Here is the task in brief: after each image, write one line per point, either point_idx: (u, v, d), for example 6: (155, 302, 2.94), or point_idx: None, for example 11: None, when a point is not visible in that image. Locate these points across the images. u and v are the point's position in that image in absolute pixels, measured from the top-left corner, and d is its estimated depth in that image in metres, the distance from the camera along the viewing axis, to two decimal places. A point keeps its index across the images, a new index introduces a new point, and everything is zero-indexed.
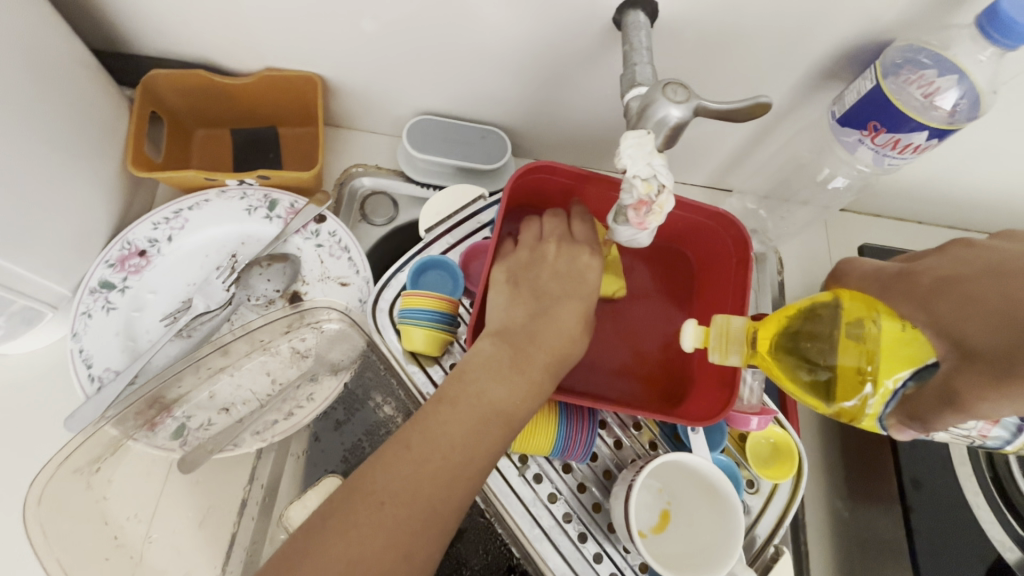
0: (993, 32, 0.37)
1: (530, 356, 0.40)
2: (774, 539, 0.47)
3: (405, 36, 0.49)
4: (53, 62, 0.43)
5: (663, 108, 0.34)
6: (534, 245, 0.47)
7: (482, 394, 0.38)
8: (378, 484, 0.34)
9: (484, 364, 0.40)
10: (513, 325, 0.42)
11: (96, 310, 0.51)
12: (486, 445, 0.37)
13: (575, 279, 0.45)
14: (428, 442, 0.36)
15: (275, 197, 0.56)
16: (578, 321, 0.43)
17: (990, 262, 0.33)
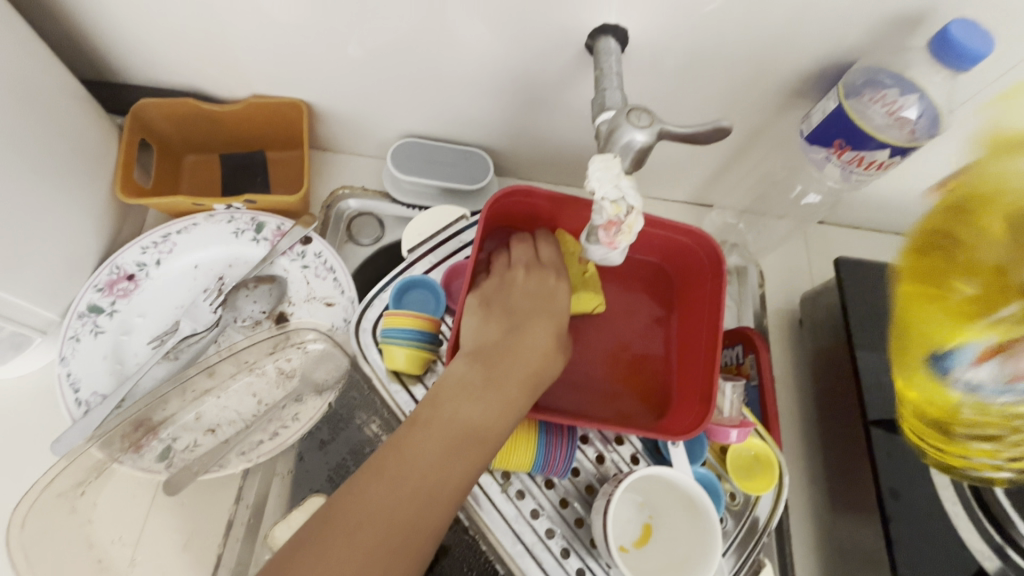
0: (944, 55, 0.38)
1: (504, 373, 0.42)
2: (772, 519, 0.49)
3: (386, 63, 0.51)
4: (45, 95, 0.45)
5: (628, 132, 0.35)
6: (503, 272, 0.49)
7: (457, 414, 0.39)
8: (354, 507, 0.35)
9: (457, 384, 0.41)
10: (487, 344, 0.44)
11: (84, 334, 0.51)
12: (462, 462, 0.38)
13: (544, 299, 0.47)
14: (405, 465, 0.37)
15: (261, 220, 0.57)
16: (550, 339, 0.45)
17: None
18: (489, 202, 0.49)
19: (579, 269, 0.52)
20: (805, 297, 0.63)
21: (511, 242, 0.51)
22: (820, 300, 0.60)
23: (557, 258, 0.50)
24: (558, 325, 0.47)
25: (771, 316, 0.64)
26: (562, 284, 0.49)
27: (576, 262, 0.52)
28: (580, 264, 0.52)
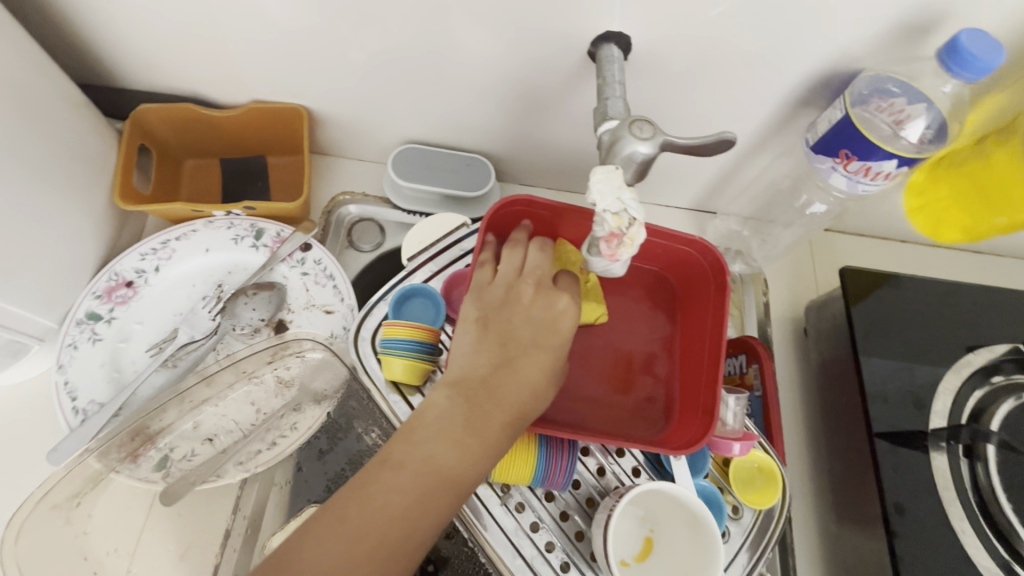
0: (952, 64, 0.38)
1: (486, 413, 0.40)
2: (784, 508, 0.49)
3: (386, 68, 0.50)
4: (43, 101, 0.45)
5: (630, 144, 0.34)
6: (511, 283, 0.46)
7: (432, 454, 0.38)
8: (313, 549, 0.35)
9: (439, 420, 0.40)
10: (474, 374, 0.42)
11: (82, 342, 0.51)
12: (429, 512, 0.37)
13: (543, 329, 0.44)
14: (365, 512, 0.36)
15: (261, 226, 0.57)
16: (543, 376, 0.43)
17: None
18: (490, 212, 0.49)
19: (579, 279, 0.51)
20: (810, 306, 0.62)
21: (529, 245, 0.49)
22: (826, 309, 0.60)
23: (573, 286, 0.47)
24: (555, 358, 0.44)
25: (775, 325, 0.63)
26: (567, 312, 0.45)
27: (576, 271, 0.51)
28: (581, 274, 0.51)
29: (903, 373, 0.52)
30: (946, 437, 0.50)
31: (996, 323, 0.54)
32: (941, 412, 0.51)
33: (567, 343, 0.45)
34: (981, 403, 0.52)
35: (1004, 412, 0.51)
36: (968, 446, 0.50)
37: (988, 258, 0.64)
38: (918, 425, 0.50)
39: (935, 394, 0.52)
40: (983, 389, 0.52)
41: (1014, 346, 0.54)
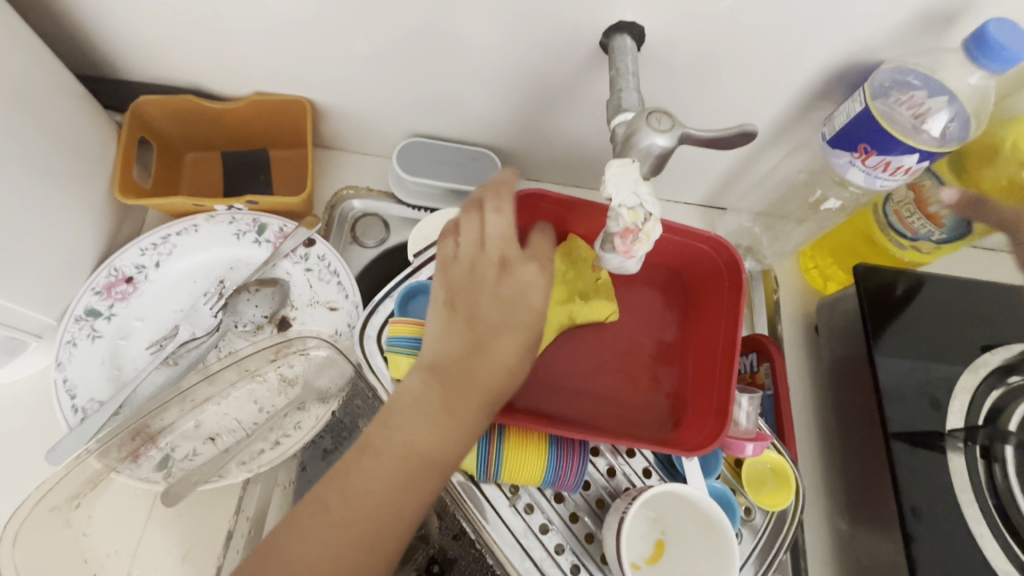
0: (979, 56, 0.37)
1: (461, 397, 0.38)
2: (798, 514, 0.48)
3: (391, 59, 0.49)
4: (40, 92, 0.44)
5: (648, 136, 0.33)
6: (474, 258, 0.42)
7: (408, 444, 0.37)
8: (298, 548, 0.34)
9: (412, 408, 0.38)
10: (445, 359, 0.40)
11: (81, 338, 0.50)
12: (411, 499, 0.36)
13: (516, 304, 0.41)
14: (347, 505, 0.35)
15: (263, 221, 0.56)
16: (518, 355, 0.41)
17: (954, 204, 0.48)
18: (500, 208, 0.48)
19: (590, 277, 0.51)
20: (821, 303, 0.60)
21: (490, 207, 0.42)
22: (838, 307, 0.58)
23: (541, 253, 0.44)
24: (528, 333, 0.41)
25: (786, 323, 0.62)
26: (537, 287, 0.42)
27: (588, 269, 0.51)
28: (592, 271, 0.51)
29: (920, 373, 0.51)
30: (964, 438, 0.49)
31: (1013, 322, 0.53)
32: (958, 413, 0.50)
33: (540, 317, 0.42)
34: (998, 404, 0.51)
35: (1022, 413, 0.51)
36: (985, 448, 0.49)
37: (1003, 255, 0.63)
38: (935, 425, 0.49)
39: (952, 394, 0.51)
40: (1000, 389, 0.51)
41: None
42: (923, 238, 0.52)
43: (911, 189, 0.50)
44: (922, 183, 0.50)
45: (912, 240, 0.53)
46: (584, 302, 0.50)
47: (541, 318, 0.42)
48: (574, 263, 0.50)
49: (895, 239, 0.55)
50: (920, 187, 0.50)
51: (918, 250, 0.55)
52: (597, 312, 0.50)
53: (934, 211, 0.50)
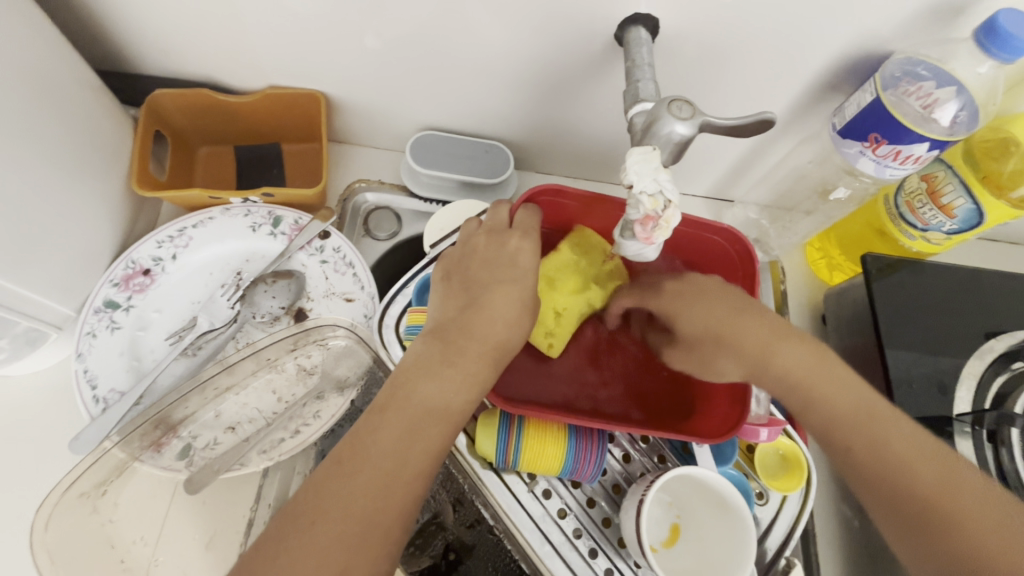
0: (991, 46, 0.38)
1: (460, 349, 0.40)
2: (785, 552, 0.47)
3: (406, 52, 0.49)
4: (60, 85, 0.44)
5: (669, 124, 0.34)
6: (466, 238, 0.46)
7: (412, 395, 0.38)
8: (313, 502, 0.34)
9: (415, 364, 0.39)
10: (444, 321, 0.42)
11: (100, 330, 0.51)
12: (419, 449, 0.37)
13: (507, 263, 0.44)
14: (359, 456, 0.36)
15: (279, 214, 0.56)
16: (513, 308, 0.42)
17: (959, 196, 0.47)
18: (517, 202, 0.48)
19: (600, 260, 0.51)
20: (828, 293, 0.62)
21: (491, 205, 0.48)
22: (846, 298, 0.59)
23: (530, 222, 0.46)
24: (520, 290, 0.43)
25: (794, 313, 0.63)
26: (524, 247, 0.44)
27: (598, 251, 0.51)
28: (601, 252, 0.51)
29: (927, 360, 0.52)
30: (970, 422, 0.50)
31: (1017, 310, 0.55)
32: (964, 399, 0.51)
33: (532, 273, 0.44)
34: (1002, 390, 0.52)
35: None
36: (991, 432, 0.50)
37: (1006, 245, 0.64)
38: (942, 411, 0.50)
39: (958, 380, 0.52)
40: (1005, 375, 0.52)
41: None
42: (933, 230, 0.51)
43: (924, 179, 0.50)
44: (934, 175, 0.49)
45: (922, 232, 0.52)
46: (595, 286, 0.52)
47: (532, 273, 0.44)
48: (584, 249, 0.50)
49: (904, 231, 0.53)
50: (933, 179, 0.49)
51: (928, 241, 0.53)
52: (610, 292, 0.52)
53: (946, 202, 0.48)
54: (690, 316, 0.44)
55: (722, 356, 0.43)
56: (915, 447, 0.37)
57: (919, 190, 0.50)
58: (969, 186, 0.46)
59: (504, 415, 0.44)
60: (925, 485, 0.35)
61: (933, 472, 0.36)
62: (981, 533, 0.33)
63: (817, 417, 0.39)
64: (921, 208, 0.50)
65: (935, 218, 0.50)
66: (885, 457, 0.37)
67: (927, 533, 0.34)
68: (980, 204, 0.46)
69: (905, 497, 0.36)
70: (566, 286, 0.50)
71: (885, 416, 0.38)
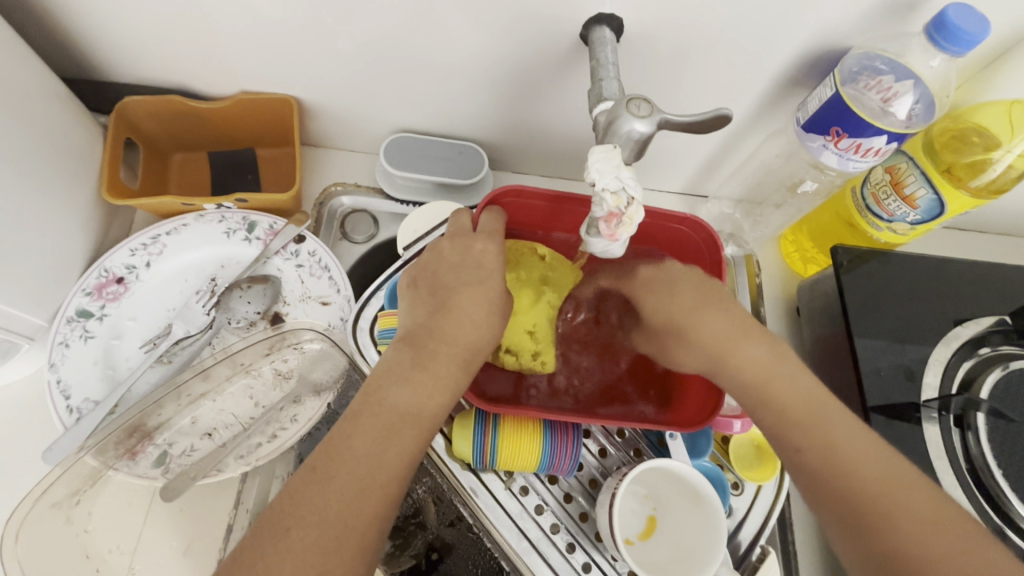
0: (942, 40, 0.39)
1: (433, 354, 0.40)
2: (759, 540, 0.48)
3: (377, 55, 0.50)
4: (26, 93, 0.44)
5: (628, 123, 0.35)
6: (431, 245, 0.47)
7: (385, 401, 0.38)
8: (288, 509, 0.34)
9: (386, 371, 0.40)
10: (415, 326, 0.42)
11: (73, 339, 0.50)
12: (393, 454, 0.37)
13: (473, 266, 0.44)
14: (334, 462, 0.36)
15: (252, 219, 0.56)
16: (482, 308, 0.43)
17: (922, 185, 0.48)
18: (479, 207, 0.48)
19: (538, 263, 0.52)
20: (801, 285, 0.63)
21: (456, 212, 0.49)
22: (817, 288, 0.60)
23: (494, 225, 0.47)
24: (488, 291, 0.44)
25: (769, 304, 0.64)
26: (489, 248, 0.45)
27: (531, 256, 0.52)
28: (535, 255, 0.52)
29: (895, 347, 0.53)
30: (938, 408, 0.51)
31: (982, 297, 0.56)
32: (933, 384, 0.52)
33: (497, 272, 0.45)
34: (969, 375, 0.53)
35: (992, 382, 0.52)
36: (958, 416, 0.51)
37: (972, 234, 0.66)
38: (910, 396, 0.52)
39: (926, 367, 0.53)
40: (971, 361, 0.54)
41: (1000, 318, 0.55)
42: (899, 220, 0.52)
43: (888, 170, 0.50)
44: (897, 166, 0.50)
45: (888, 223, 0.53)
46: (550, 286, 0.53)
47: (498, 272, 0.45)
48: (517, 262, 0.52)
49: (871, 222, 0.54)
50: (897, 170, 0.50)
51: (895, 232, 0.54)
52: (568, 280, 0.53)
53: (909, 193, 0.49)
54: (653, 309, 0.48)
55: (688, 349, 0.45)
56: (863, 452, 0.38)
57: (882, 181, 0.51)
58: (929, 176, 0.47)
59: (479, 415, 0.45)
60: (869, 490, 0.37)
61: (874, 475, 0.37)
62: (913, 536, 0.35)
63: (770, 414, 0.41)
64: (885, 200, 0.51)
65: (900, 208, 0.51)
66: (836, 461, 0.38)
67: (864, 533, 0.36)
68: (940, 195, 0.48)
69: (848, 500, 0.37)
70: (526, 304, 0.51)
71: (836, 421, 0.39)
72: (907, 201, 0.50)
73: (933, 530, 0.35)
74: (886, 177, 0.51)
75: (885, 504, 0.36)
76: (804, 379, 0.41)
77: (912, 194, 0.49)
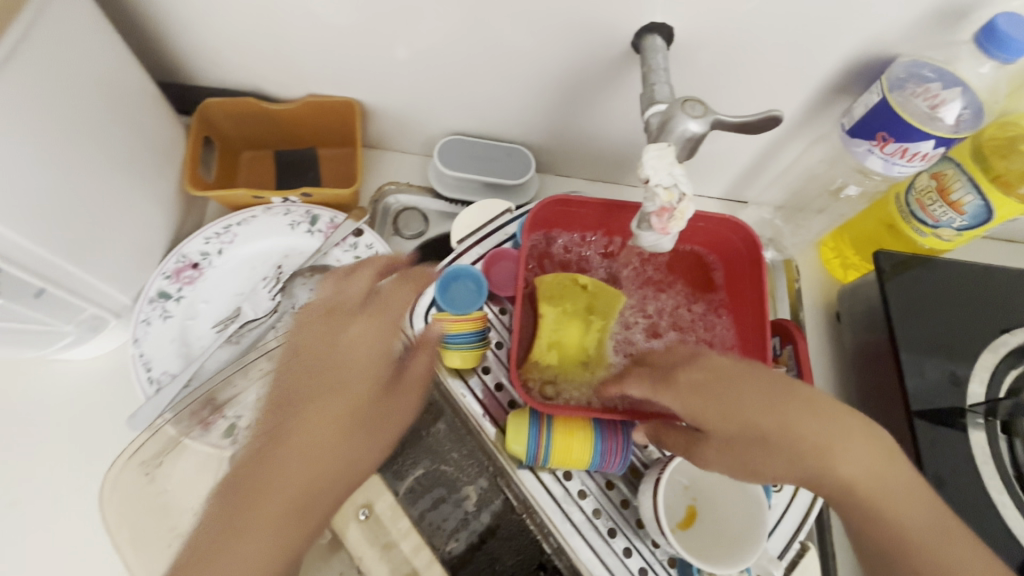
0: (990, 47, 0.40)
1: (323, 411, 0.40)
2: (800, 536, 0.48)
3: (437, 62, 0.53)
4: (126, 93, 0.49)
5: (683, 122, 0.37)
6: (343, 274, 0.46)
7: (295, 464, 0.38)
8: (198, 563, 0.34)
9: (299, 428, 0.39)
10: (290, 375, 0.41)
11: (154, 317, 0.55)
12: (291, 520, 0.37)
13: (360, 305, 0.44)
14: (247, 521, 0.36)
15: (316, 213, 0.60)
16: (365, 357, 0.42)
17: (975, 190, 0.48)
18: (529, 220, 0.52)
19: (580, 293, 0.53)
20: (842, 290, 0.63)
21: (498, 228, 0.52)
22: (859, 293, 0.61)
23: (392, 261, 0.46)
24: (372, 337, 0.42)
25: (809, 310, 0.64)
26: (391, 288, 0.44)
27: (573, 287, 0.53)
28: (576, 286, 0.53)
29: (939, 353, 0.53)
30: (984, 413, 0.51)
31: None
32: (978, 389, 0.52)
33: (389, 314, 0.43)
34: (1016, 382, 0.53)
35: None
36: (1004, 423, 0.51)
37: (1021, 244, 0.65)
38: (955, 402, 0.52)
39: (971, 372, 0.53)
40: (1019, 368, 0.53)
41: None
42: (944, 226, 0.52)
43: (934, 177, 0.51)
44: (944, 172, 0.50)
45: (933, 229, 0.53)
46: (596, 313, 0.53)
47: (389, 314, 0.43)
48: (561, 296, 0.52)
49: (915, 228, 0.55)
50: (944, 176, 0.50)
51: (940, 238, 0.54)
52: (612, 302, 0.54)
53: (955, 199, 0.50)
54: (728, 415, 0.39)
55: (771, 457, 0.39)
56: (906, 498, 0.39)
57: (931, 184, 0.51)
58: (977, 182, 0.48)
59: (533, 414, 0.47)
60: (909, 523, 0.38)
61: (916, 517, 0.38)
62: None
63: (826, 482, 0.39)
64: (935, 205, 0.52)
65: (947, 213, 0.51)
66: (918, 533, 0.38)
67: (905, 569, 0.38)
68: (988, 200, 0.48)
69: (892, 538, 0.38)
70: (575, 334, 0.52)
71: (898, 488, 0.39)
72: (960, 209, 0.50)
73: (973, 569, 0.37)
74: (935, 181, 0.51)
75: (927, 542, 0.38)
76: (884, 446, 0.39)
77: (962, 199, 0.50)
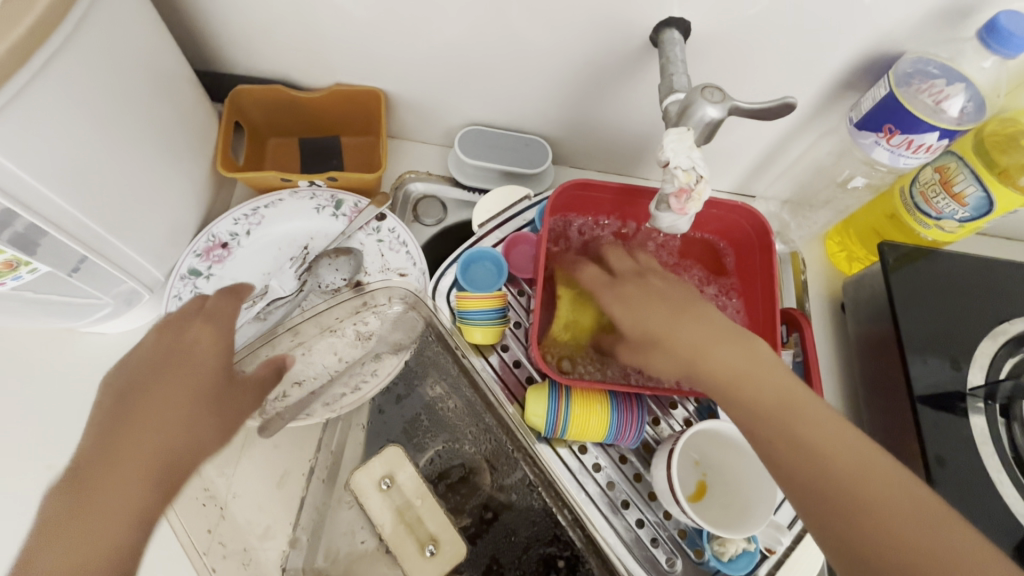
0: (993, 43, 0.42)
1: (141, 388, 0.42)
2: None
3: (462, 53, 0.55)
4: (166, 77, 0.51)
5: (702, 108, 0.39)
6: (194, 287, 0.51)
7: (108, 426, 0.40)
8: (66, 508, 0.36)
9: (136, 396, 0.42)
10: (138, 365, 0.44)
11: (185, 293, 0.57)
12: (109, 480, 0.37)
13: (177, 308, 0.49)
14: (91, 472, 0.37)
15: (340, 197, 0.62)
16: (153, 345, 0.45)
17: (977, 182, 0.50)
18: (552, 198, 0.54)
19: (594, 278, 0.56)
20: (846, 282, 0.65)
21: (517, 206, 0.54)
22: (864, 283, 0.62)
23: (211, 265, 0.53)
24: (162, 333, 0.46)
25: (814, 300, 0.67)
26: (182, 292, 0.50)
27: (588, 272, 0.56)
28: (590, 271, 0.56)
29: (941, 340, 0.55)
30: (983, 397, 0.53)
31: None
32: (977, 375, 0.54)
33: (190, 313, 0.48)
34: (1015, 369, 0.55)
35: None
36: (1003, 407, 0.53)
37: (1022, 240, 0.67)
38: (956, 386, 0.54)
39: (972, 358, 0.55)
40: (1017, 356, 0.55)
41: None
42: (947, 217, 0.55)
43: (937, 170, 0.53)
44: (947, 166, 0.52)
45: (936, 220, 0.55)
46: None
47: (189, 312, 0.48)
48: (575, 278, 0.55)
49: (919, 219, 0.57)
50: (946, 169, 0.52)
51: (942, 229, 0.56)
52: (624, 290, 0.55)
53: (958, 191, 0.52)
54: (630, 319, 0.47)
55: (662, 359, 0.45)
56: (850, 453, 0.37)
57: (935, 177, 0.53)
58: (979, 174, 0.50)
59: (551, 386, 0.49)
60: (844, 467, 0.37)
61: (851, 464, 0.37)
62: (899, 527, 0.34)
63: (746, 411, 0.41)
64: (937, 198, 0.54)
65: (949, 204, 0.53)
66: (857, 479, 0.36)
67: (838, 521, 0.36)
68: (990, 192, 0.50)
69: (832, 486, 0.36)
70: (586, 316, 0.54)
71: (827, 434, 0.38)
72: (962, 201, 0.52)
73: (914, 521, 0.34)
74: (938, 174, 0.53)
75: (864, 494, 0.36)
76: (824, 411, 0.39)
77: (964, 191, 0.52)
